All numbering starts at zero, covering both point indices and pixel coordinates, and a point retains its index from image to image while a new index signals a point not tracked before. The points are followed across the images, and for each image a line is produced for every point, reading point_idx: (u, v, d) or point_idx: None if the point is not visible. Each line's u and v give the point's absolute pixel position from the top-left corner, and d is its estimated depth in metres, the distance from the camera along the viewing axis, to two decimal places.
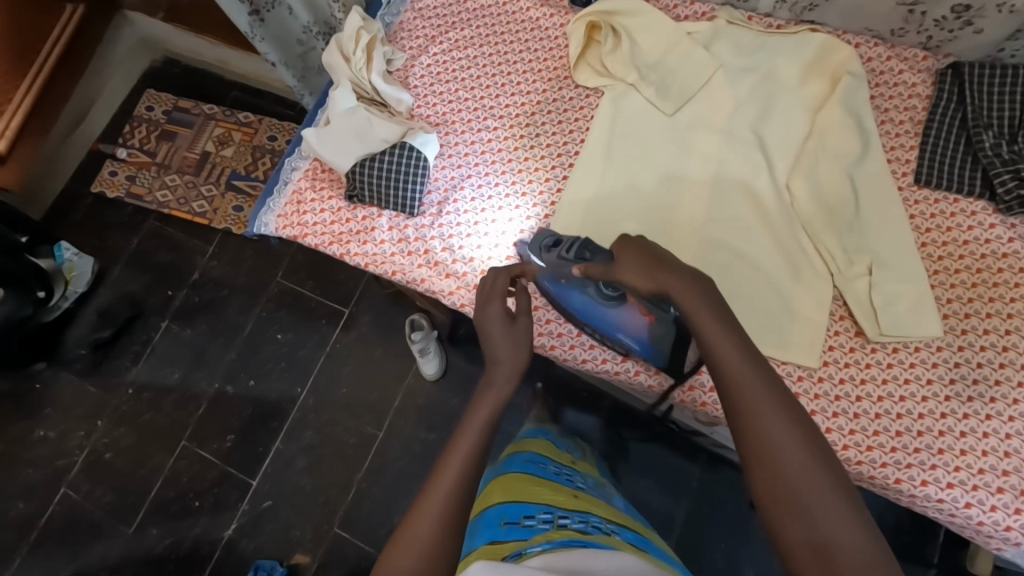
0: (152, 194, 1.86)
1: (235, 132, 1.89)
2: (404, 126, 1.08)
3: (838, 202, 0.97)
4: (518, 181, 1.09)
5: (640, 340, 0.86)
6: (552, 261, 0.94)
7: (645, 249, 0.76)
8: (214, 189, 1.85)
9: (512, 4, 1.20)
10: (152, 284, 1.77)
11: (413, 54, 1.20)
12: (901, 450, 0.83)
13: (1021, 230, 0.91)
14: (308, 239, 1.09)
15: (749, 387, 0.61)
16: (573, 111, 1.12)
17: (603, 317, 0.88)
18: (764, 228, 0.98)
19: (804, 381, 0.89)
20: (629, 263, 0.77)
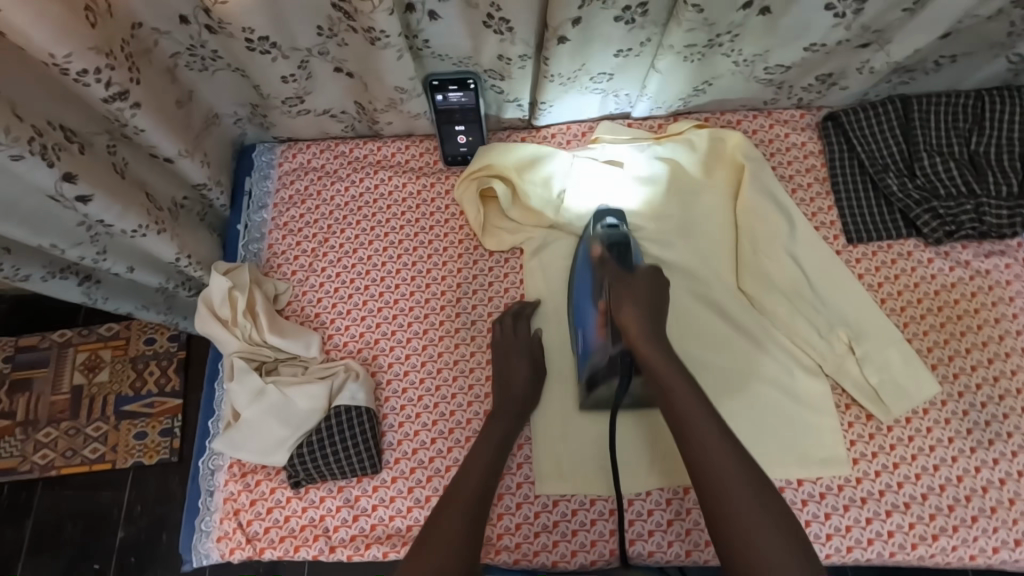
0: (30, 459, 1.43)
1: (103, 351, 1.49)
2: (327, 382, 0.92)
3: (795, 290, 0.93)
4: (474, 380, 0.97)
5: (588, 346, 0.91)
6: (592, 235, 0.93)
7: (642, 291, 0.86)
8: (103, 425, 1.45)
9: (385, 185, 1.09)
10: (66, 567, 1.37)
11: (299, 280, 1.04)
12: (963, 526, 0.83)
13: (956, 254, 0.94)
14: (267, 553, 0.89)
15: (684, 405, 0.78)
16: (498, 280, 1.02)
17: (585, 302, 0.92)
18: (739, 344, 0.94)
19: (846, 490, 0.86)
20: (632, 295, 0.86)
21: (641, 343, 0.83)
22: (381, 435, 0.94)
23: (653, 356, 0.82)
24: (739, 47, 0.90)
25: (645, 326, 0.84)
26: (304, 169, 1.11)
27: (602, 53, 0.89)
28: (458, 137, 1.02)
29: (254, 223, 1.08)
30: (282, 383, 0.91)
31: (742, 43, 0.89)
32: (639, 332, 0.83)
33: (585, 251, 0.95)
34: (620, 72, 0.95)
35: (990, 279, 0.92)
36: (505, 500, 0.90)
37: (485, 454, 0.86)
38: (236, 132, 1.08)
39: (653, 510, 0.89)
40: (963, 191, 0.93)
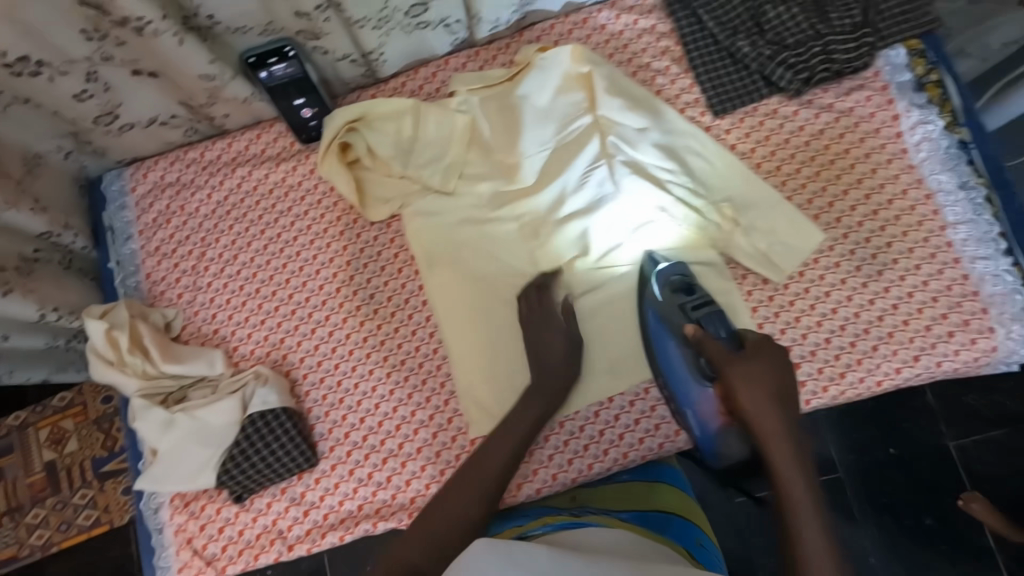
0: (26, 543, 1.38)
1: (65, 420, 1.42)
2: (238, 394, 0.90)
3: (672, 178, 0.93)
4: (387, 352, 0.96)
5: (708, 432, 0.85)
6: (664, 299, 0.87)
7: (767, 368, 0.80)
8: (89, 490, 1.39)
9: (247, 182, 1.03)
10: None
11: (187, 301, 1.00)
12: (865, 358, 0.86)
13: (819, 100, 0.93)
14: (229, 570, 0.90)
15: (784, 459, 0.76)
16: (386, 249, 0.99)
17: (686, 384, 0.85)
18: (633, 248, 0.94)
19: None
20: (757, 381, 0.79)
21: (744, 388, 0.79)
22: (311, 428, 0.94)
23: (759, 390, 0.79)
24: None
25: (770, 378, 0.80)
26: (160, 186, 1.04)
27: None
28: (302, 111, 0.96)
29: (125, 255, 1.03)
30: (191, 408, 0.88)
31: None
32: (759, 405, 0.78)
33: (654, 315, 0.87)
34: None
35: (854, 116, 0.92)
36: (444, 455, 0.92)
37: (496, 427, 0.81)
38: (74, 167, 1.00)
39: (583, 426, 0.91)
40: (811, 34, 0.91)
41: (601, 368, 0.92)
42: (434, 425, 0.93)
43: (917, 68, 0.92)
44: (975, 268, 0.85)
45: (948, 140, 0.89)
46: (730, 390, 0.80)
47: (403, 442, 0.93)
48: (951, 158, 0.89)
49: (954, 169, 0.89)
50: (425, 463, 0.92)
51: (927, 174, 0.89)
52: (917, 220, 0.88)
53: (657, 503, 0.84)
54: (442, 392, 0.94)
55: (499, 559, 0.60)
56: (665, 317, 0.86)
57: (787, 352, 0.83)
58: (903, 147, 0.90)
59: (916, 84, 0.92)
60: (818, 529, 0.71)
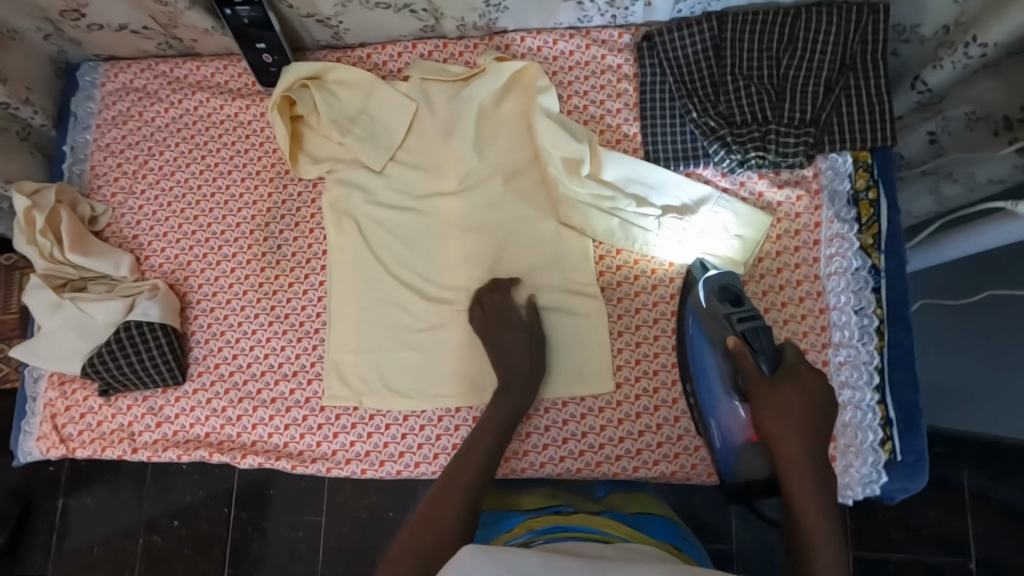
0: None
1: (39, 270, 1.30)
2: (127, 299, 0.96)
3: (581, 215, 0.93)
4: (276, 302, 1.00)
5: (728, 438, 0.84)
6: (709, 307, 0.84)
7: (799, 401, 0.77)
8: None
9: (203, 107, 1.07)
10: None
11: (119, 202, 1.06)
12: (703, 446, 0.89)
13: (750, 185, 0.92)
14: (80, 453, 0.98)
15: (807, 499, 0.72)
16: (305, 207, 1.03)
17: (716, 392, 0.83)
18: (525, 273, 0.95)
19: (606, 411, 0.91)
20: (784, 408, 0.76)
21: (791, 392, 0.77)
22: (188, 350, 1.00)
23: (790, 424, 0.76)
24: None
25: (800, 403, 0.78)
26: (127, 89, 1.10)
27: None
28: (263, 55, 1.00)
29: (79, 143, 1.09)
30: (80, 300, 0.95)
31: None
32: (783, 433, 0.76)
33: (698, 328, 0.85)
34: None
35: (779, 211, 0.91)
36: (293, 412, 0.96)
37: (496, 423, 0.84)
38: (51, 49, 1.06)
39: (424, 426, 0.93)
40: (758, 117, 0.89)
41: (460, 380, 0.93)
42: (294, 382, 0.97)
43: (857, 181, 0.89)
44: (841, 395, 0.84)
45: (862, 263, 0.87)
46: (758, 414, 0.78)
47: (262, 389, 0.97)
48: (859, 280, 0.87)
49: (856, 292, 0.86)
50: (273, 415, 0.96)
51: (829, 288, 0.87)
52: (803, 330, 0.88)
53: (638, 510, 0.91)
54: (312, 354, 0.98)
55: (490, 562, 0.56)
56: (704, 322, 0.84)
57: (832, 392, 0.79)
58: (816, 255, 0.89)
59: (851, 198, 0.89)
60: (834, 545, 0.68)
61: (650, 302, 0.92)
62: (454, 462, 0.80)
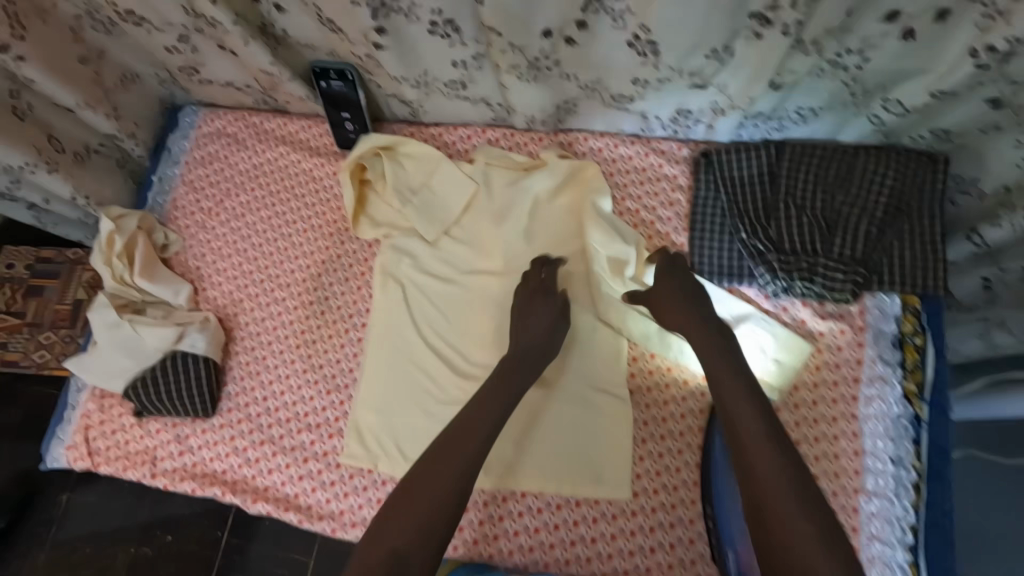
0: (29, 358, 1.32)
1: None
2: (179, 328, 1.01)
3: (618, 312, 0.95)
4: (313, 352, 1.04)
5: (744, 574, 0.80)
6: None
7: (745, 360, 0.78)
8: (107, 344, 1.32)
9: (282, 160, 1.16)
10: None
11: (189, 234, 1.14)
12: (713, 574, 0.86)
13: (792, 312, 0.92)
14: (103, 469, 1.01)
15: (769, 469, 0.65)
16: (357, 265, 1.08)
17: (732, 515, 0.83)
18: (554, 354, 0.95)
19: (618, 520, 0.89)
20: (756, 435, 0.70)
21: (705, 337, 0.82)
22: (223, 384, 1.04)
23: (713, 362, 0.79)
24: (574, 73, 0.88)
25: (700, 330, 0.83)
26: (219, 134, 1.20)
27: (436, 63, 0.90)
28: (345, 123, 1.08)
29: (167, 176, 1.19)
30: (138, 323, 1.01)
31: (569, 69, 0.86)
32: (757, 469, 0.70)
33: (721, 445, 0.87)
34: (471, 82, 0.94)
35: (820, 342, 0.90)
36: (310, 464, 0.97)
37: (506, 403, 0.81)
38: (162, 92, 1.18)
39: None
40: (807, 248, 0.90)
41: (477, 461, 0.93)
42: (316, 434, 0.99)
43: (904, 325, 0.88)
44: (869, 548, 0.80)
45: (903, 410, 0.85)
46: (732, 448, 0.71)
47: (284, 435, 0.99)
48: (898, 427, 0.84)
49: (895, 440, 0.84)
50: (290, 463, 0.97)
51: (865, 430, 0.85)
52: (834, 470, 0.85)
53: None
54: (338, 408, 1.00)
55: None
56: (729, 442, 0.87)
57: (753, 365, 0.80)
58: (855, 394, 0.87)
59: (896, 340, 0.88)
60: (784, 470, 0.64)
61: (678, 413, 0.91)
62: (449, 429, 0.78)
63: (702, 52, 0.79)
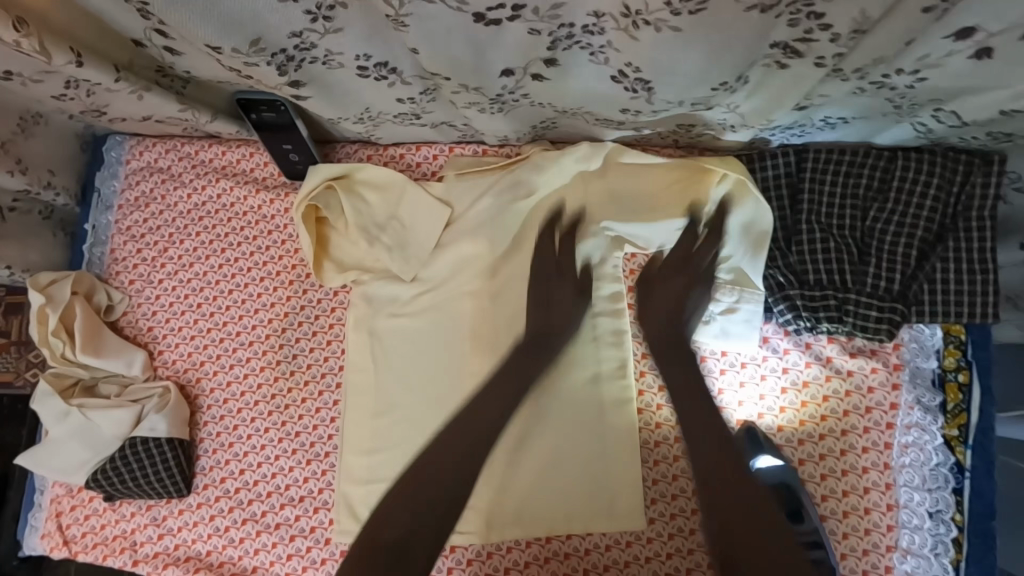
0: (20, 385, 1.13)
1: None
2: (135, 408, 0.92)
3: (621, 337, 0.88)
4: (287, 417, 0.95)
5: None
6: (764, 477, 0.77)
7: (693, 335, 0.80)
8: None
9: (226, 195, 1.02)
10: None
11: (136, 290, 1.02)
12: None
13: (816, 348, 0.81)
14: (82, 557, 0.95)
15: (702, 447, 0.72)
16: (324, 316, 0.97)
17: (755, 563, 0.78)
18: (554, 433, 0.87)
19: (631, 567, 0.85)
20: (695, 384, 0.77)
21: (657, 345, 0.81)
22: (195, 460, 0.95)
23: (667, 367, 0.79)
24: (546, 101, 0.72)
25: (658, 341, 0.81)
26: (151, 168, 1.05)
27: (380, 99, 0.74)
28: (290, 154, 0.93)
29: (101, 223, 1.05)
30: (88, 408, 0.91)
31: (539, 97, 0.70)
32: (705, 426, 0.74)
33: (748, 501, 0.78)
34: (424, 112, 0.78)
35: (849, 382, 0.79)
36: (297, 541, 0.90)
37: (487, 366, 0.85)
38: (77, 125, 1.01)
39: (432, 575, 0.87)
40: (836, 280, 0.78)
41: (481, 516, 0.86)
42: (300, 508, 0.92)
43: (945, 359, 0.78)
44: None
45: (943, 459, 0.76)
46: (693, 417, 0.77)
47: (266, 511, 0.92)
48: (937, 478, 0.76)
49: (933, 493, 0.75)
50: (277, 542, 0.91)
51: (900, 482, 0.76)
52: (865, 526, 0.76)
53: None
54: (321, 478, 0.92)
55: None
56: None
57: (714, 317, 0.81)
58: (888, 440, 0.77)
59: (936, 378, 0.77)
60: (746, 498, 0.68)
61: None
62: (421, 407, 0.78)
63: (709, 84, 0.63)
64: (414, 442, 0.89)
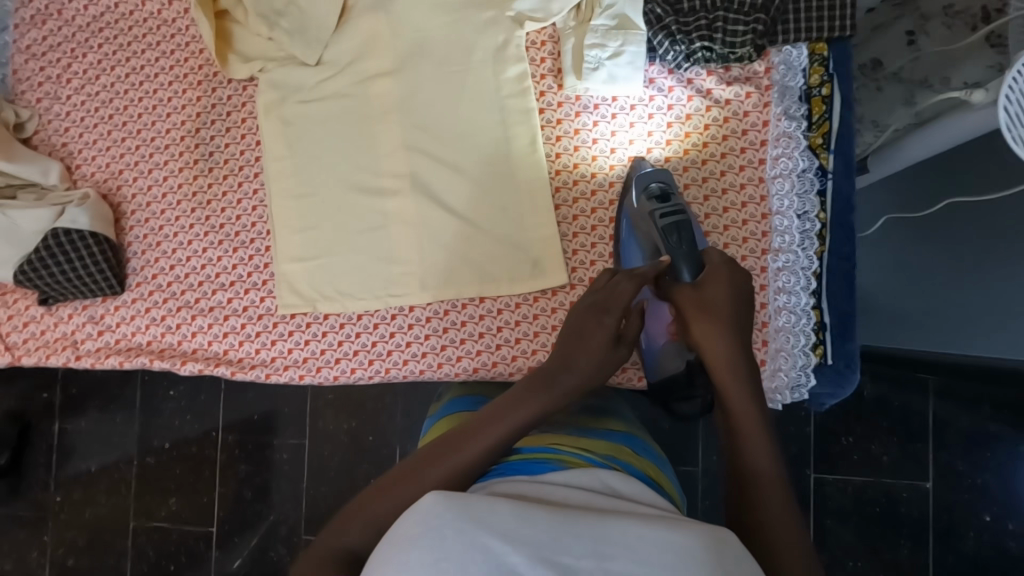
0: None
1: None
2: (57, 207, 0.94)
3: (524, 90, 0.90)
4: (211, 213, 0.97)
5: (655, 346, 0.84)
6: (639, 207, 0.81)
7: (724, 306, 0.70)
8: None
9: (123, 4, 1.00)
10: None
11: (45, 108, 1.02)
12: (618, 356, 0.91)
13: (697, 83, 0.87)
14: (26, 361, 0.99)
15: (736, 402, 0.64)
16: (236, 112, 0.98)
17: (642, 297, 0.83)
18: (539, 403, 0.64)
19: (540, 301, 0.91)
20: (720, 322, 0.69)
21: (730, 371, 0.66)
22: (126, 261, 0.99)
23: (729, 373, 0.66)
24: None
25: (726, 341, 0.68)
26: None
27: None
28: None
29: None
30: (8, 208, 0.94)
31: None
32: (731, 349, 0.67)
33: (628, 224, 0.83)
34: None
35: (728, 110, 0.86)
36: (231, 320, 0.95)
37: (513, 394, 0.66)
38: None
39: (360, 333, 0.93)
40: (707, 5, 0.82)
41: (403, 276, 0.92)
42: (231, 292, 0.96)
43: (811, 77, 0.84)
44: (775, 301, 0.83)
45: (809, 165, 0.83)
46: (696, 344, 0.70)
47: (200, 298, 0.96)
48: (804, 182, 0.83)
49: (800, 196, 0.83)
50: (213, 324, 0.96)
51: (772, 193, 0.84)
52: (743, 235, 0.85)
53: (599, 427, 0.76)
54: (249, 264, 0.96)
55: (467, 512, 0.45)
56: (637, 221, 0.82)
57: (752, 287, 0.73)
58: (762, 157, 0.85)
59: (803, 94, 0.84)
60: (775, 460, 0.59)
61: (588, 208, 0.90)
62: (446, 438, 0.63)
63: None
64: (338, 216, 0.94)
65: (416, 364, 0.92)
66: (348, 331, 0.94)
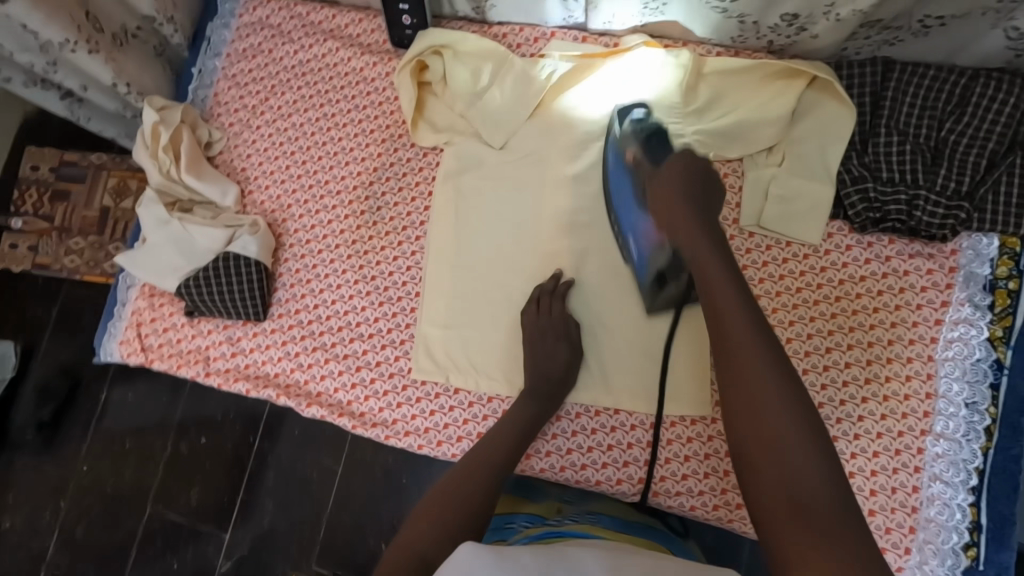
0: (60, 260, 1.41)
1: (134, 180, 1.42)
2: (230, 230, 1.00)
3: None
4: (365, 263, 1.00)
5: (644, 250, 0.87)
6: (624, 133, 0.89)
7: (678, 200, 0.75)
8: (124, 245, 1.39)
9: (331, 55, 1.08)
10: None
11: (235, 133, 1.08)
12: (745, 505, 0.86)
13: (878, 247, 0.87)
14: (156, 365, 1.02)
15: (744, 355, 0.64)
16: (412, 174, 1.03)
17: (631, 211, 0.88)
18: (503, 432, 0.83)
19: (676, 427, 0.89)
20: (685, 222, 0.74)
21: (736, 340, 0.65)
22: (273, 291, 1.02)
23: (734, 320, 0.66)
24: None
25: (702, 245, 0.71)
26: (262, 23, 1.11)
27: None
28: (404, 16, 1.00)
29: (208, 68, 1.12)
30: (187, 221, 1.00)
31: None
32: (707, 284, 0.69)
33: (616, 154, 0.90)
34: None
35: (904, 280, 0.85)
36: (362, 372, 0.97)
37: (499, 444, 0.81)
38: None
39: (487, 416, 0.93)
40: (906, 179, 0.84)
41: None
42: (369, 344, 0.98)
43: (998, 267, 0.83)
44: (930, 487, 0.79)
45: (985, 355, 0.81)
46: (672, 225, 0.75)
47: (336, 343, 0.98)
48: (976, 371, 0.81)
49: (971, 384, 0.81)
50: (343, 371, 0.97)
51: (940, 373, 0.82)
52: (902, 411, 0.82)
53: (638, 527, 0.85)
54: (392, 321, 0.98)
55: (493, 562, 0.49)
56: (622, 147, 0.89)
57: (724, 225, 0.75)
58: (934, 335, 0.83)
59: (988, 284, 0.83)
60: (809, 469, 0.57)
61: None
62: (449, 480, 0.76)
63: None
64: (489, 296, 0.96)
65: (538, 462, 0.91)
66: (477, 412, 0.93)
